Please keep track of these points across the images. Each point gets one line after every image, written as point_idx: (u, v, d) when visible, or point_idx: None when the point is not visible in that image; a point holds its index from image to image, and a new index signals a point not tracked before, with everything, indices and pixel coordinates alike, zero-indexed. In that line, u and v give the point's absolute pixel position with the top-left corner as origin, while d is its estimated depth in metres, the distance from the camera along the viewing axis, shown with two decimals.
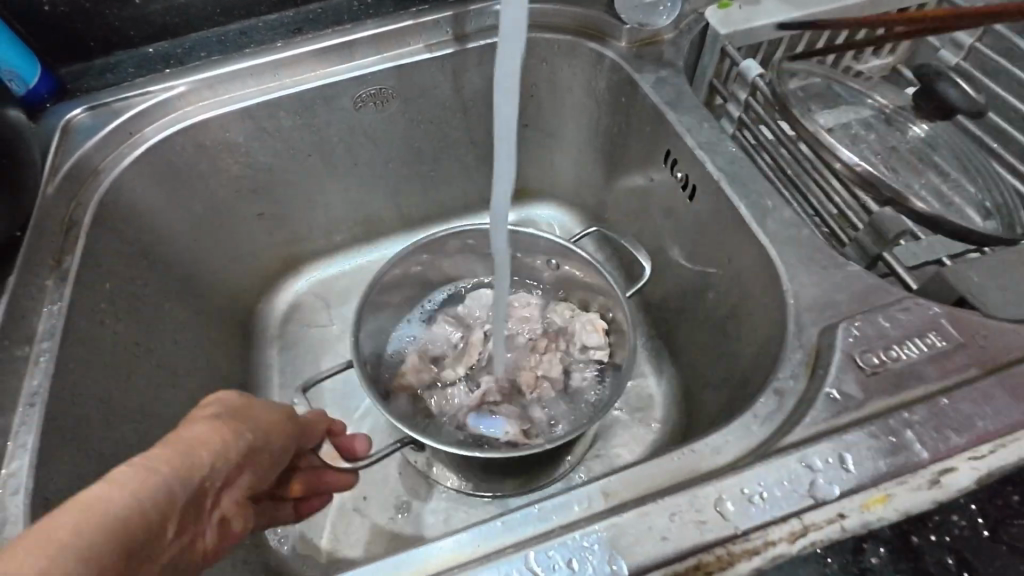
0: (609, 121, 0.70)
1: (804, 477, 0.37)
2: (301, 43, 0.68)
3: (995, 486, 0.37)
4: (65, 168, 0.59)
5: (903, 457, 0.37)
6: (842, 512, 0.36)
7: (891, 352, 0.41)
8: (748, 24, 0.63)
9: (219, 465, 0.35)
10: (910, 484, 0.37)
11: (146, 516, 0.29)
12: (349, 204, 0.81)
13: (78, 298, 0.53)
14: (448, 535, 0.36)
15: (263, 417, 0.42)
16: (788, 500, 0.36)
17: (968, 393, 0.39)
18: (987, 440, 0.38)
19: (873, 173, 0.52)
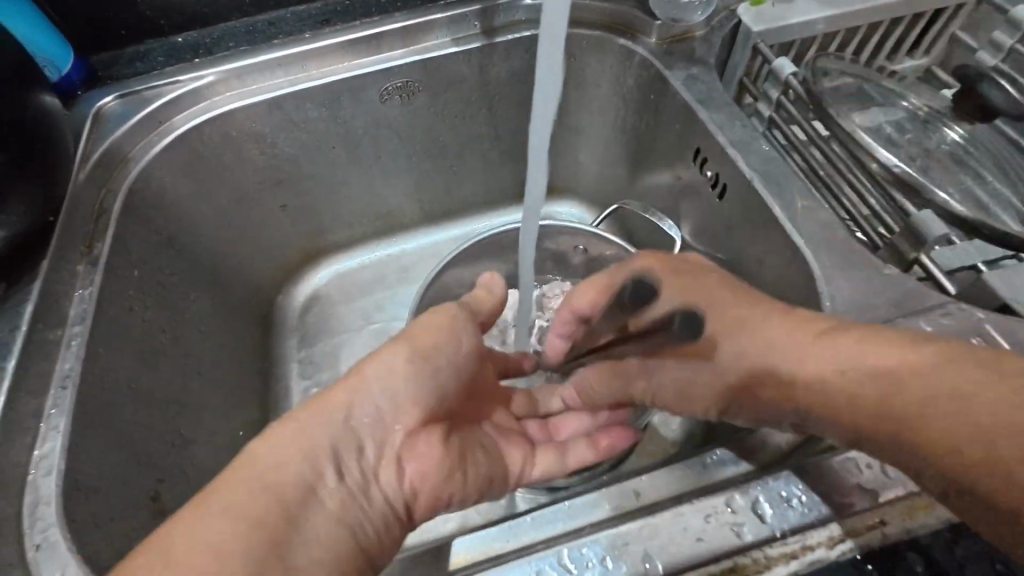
0: (636, 118, 0.70)
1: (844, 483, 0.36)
2: (329, 34, 0.68)
3: None
4: (97, 155, 0.60)
5: None
6: (882, 518, 0.35)
7: None
8: (782, 22, 0.63)
9: (359, 413, 0.40)
10: None
11: (281, 489, 0.35)
12: (371, 198, 0.81)
13: (108, 284, 0.53)
14: (475, 529, 0.37)
15: (420, 337, 0.43)
16: (826, 504, 0.36)
17: None
18: None
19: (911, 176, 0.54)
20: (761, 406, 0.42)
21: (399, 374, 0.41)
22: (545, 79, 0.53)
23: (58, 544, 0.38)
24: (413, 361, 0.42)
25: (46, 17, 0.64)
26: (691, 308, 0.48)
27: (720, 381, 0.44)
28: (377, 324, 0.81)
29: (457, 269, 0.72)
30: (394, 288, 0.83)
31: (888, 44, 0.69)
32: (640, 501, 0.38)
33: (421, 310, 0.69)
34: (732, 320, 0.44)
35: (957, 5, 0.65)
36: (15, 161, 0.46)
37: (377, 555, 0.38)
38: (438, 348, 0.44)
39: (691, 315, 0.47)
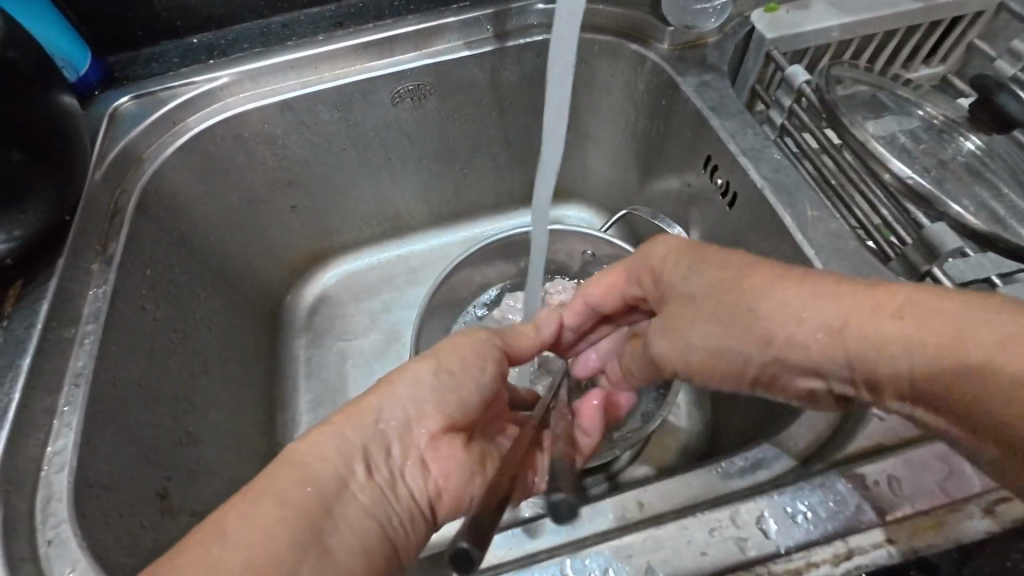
0: (647, 124, 0.69)
1: (850, 499, 0.36)
2: (342, 37, 0.69)
3: None
4: (112, 155, 0.61)
5: (956, 484, 0.36)
6: (890, 537, 0.35)
7: None
8: (797, 29, 0.62)
9: (390, 413, 0.42)
10: (963, 513, 0.36)
11: (317, 481, 0.37)
12: (381, 199, 0.82)
13: (121, 283, 0.54)
14: None
15: (450, 350, 0.46)
16: (832, 520, 0.35)
17: None
18: None
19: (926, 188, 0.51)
20: (798, 365, 0.36)
21: (432, 385, 0.44)
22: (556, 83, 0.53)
23: (68, 541, 0.39)
24: (443, 372, 0.44)
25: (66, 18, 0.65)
26: (707, 274, 0.42)
27: (746, 356, 0.39)
28: (383, 324, 0.81)
29: (464, 273, 0.73)
30: (401, 289, 0.84)
31: (903, 51, 0.68)
32: (643, 512, 0.37)
33: (429, 313, 0.70)
34: (748, 283, 0.39)
35: (976, 13, 0.64)
36: (33, 160, 0.47)
37: (403, 548, 0.39)
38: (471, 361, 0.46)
39: (706, 283, 0.42)
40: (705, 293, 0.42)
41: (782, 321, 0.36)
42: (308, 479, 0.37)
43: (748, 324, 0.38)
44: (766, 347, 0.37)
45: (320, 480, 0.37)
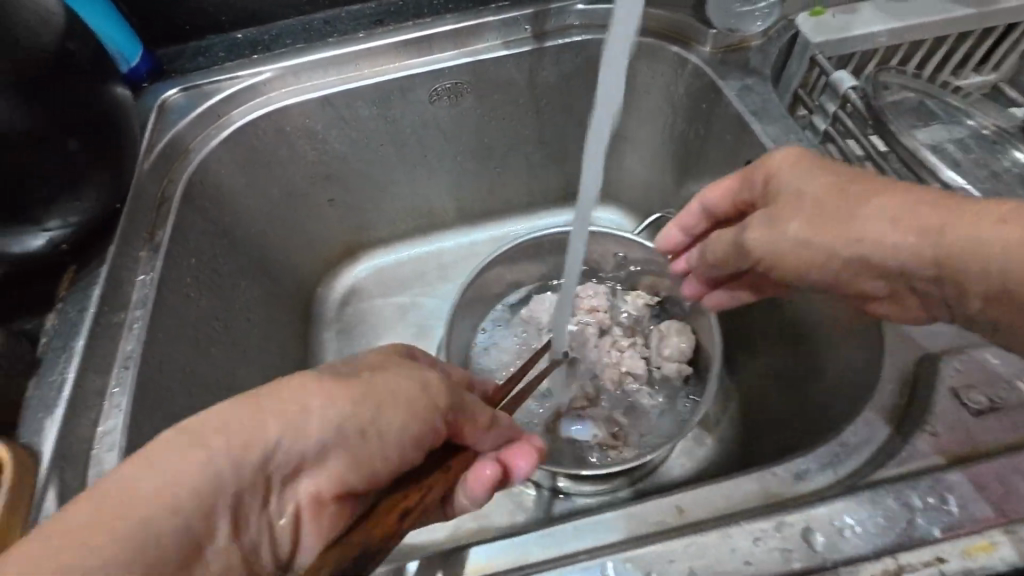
0: (685, 127, 0.69)
1: (902, 516, 0.35)
2: (382, 35, 0.70)
3: None
4: (161, 146, 0.63)
5: (1012, 505, 0.35)
6: (941, 556, 0.34)
7: (999, 393, 0.39)
8: (844, 34, 0.61)
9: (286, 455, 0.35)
10: (1019, 535, 0.34)
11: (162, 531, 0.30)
12: (413, 196, 0.82)
13: (167, 271, 0.55)
14: (516, 534, 0.37)
15: (387, 390, 0.38)
16: (882, 536, 0.34)
17: None
18: None
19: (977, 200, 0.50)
20: (879, 271, 0.38)
21: (356, 422, 0.36)
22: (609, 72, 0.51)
23: None
24: (373, 413, 0.36)
25: (119, 12, 0.67)
26: (822, 176, 0.41)
27: (833, 250, 0.39)
28: (412, 319, 0.82)
29: (496, 271, 0.73)
30: (431, 285, 0.84)
31: (954, 59, 0.66)
32: (681, 519, 0.37)
33: (460, 309, 0.70)
34: (856, 190, 0.39)
35: None
36: (90, 150, 0.49)
37: None
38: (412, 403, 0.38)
39: (820, 187, 0.40)
40: (812, 192, 0.41)
41: (873, 225, 0.37)
42: (142, 502, 0.29)
43: (847, 221, 0.38)
44: (856, 248, 0.38)
45: (177, 515, 0.30)
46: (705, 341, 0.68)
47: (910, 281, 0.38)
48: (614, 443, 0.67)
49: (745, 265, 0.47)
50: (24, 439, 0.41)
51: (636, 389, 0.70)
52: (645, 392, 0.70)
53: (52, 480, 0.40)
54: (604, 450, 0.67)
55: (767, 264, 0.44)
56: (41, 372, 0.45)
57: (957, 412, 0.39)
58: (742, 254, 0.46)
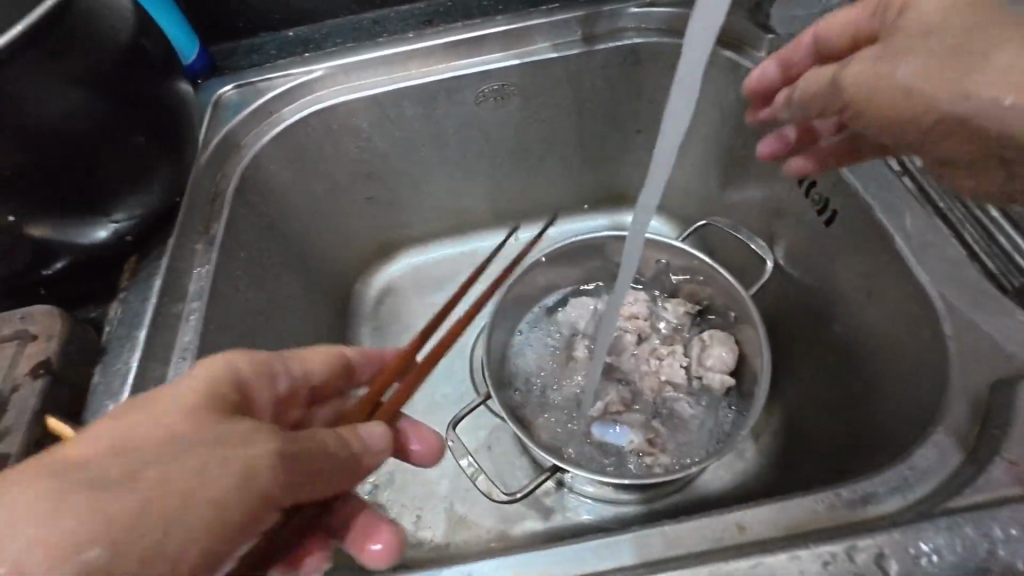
0: (734, 133, 0.67)
1: (982, 544, 0.36)
2: (432, 36, 0.70)
3: None
4: (215, 141, 0.64)
5: None
6: None
7: None
8: None
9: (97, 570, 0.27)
10: None
11: None
12: (451, 195, 0.82)
13: (221, 264, 0.57)
14: (573, 544, 0.40)
15: (204, 453, 0.32)
16: (960, 565, 0.35)
17: None
18: None
19: None
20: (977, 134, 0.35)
21: (190, 507, 0.30)
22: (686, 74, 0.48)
23: None
24: (199, 478, 0.31)
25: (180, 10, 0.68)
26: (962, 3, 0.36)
27: (933, 100, 0.36)
28: (448, 319, 0.82)
29: (535, 274, 0.73)
30: (467, 286, 0.84)
31: None
32: (742, 536, 0.39)
33: (499, 311, 0.70)
34: (988, 33, 0.35)
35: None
36: (155, 141, 0.50)
37: None
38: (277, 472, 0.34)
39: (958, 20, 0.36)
40: (941, 32, 0.36)
41: (991, 75, 0.34)
42: None
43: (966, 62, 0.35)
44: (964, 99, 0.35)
45: None
46: (750, 353, 0.67)
47: (999, 150, 0.35)
48: (653, 451, 0.66)
49: (835, 107, 0.44)
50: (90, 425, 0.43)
51: (675, 398, 0.69)
52: (685, 401, 0.69)
53: None
54: (642, 457, 0.66)
55: (853, 104, 0.41)
56: (106, 360, 0.47)
57: None
58: (837, 90, 0.43)
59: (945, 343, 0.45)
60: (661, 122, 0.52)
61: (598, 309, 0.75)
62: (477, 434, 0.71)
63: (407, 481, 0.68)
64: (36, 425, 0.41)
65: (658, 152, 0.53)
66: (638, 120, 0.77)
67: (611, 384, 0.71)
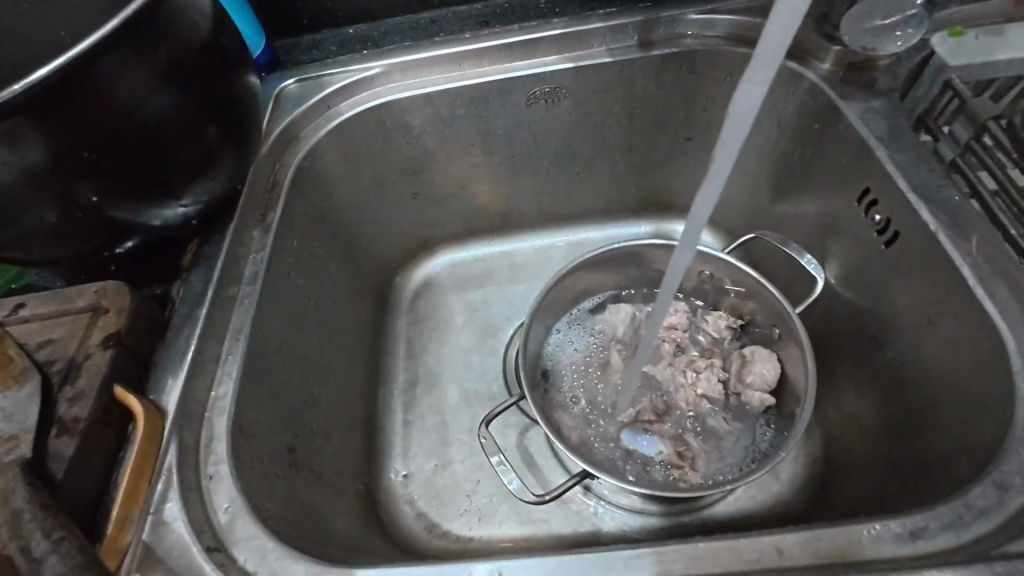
0: (789, 145, 0.65)
1: None
2: (488, 36, 0.71)
3: None
4: (276, 133, 0.67)
5: None
6: None
7: None
8: (982, 58, 0.57)
9: None
10: None
11: None
12: (494, 195, 0.83)
13: (276, 250, 0.59)
14: (604, 551, 0.40)
15: None
16: None
17: None
18: None
19: None
20: None
21: None
22: (754, 79, 0.47)
23: (225, 482, 0.43)
24: None
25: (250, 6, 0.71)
26: None
27: None
28: (482, 317, 0.82)
29: (575, 277, 0.72)
30: (504, 285, 0.84)
31: None
32: (779, 560, 0.38)
33: (537, 313, 0.70)
34: None
35: None
36: (223, 134, 0.53)
37: None
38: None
39: None
40: None
41: None
42: None
43: None
44: None
45: None
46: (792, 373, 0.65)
47: None
48: (682, 465, 0.64)
49: None
50: (153, 396, 0.45)
51: (710, 413, 0.68)
52: (721, 416, 0.68)
53: (172, 436, 0.43)
54: (670, 469, 0.65)
55: None
56: (168, 335, 0.49)
57: None
58: None
59: (1010, 377, 0.43)
60: (722, 134, 0.50)
61: (635, 316, 0.75)
62: (507, 433, 0.72)
63: (436, 474, 0.69)
64: (105, 394, 0.43)
65: (717, 160, 0.52)
66: (689, 128, 0.76)
67: (644, 393, 0.70)
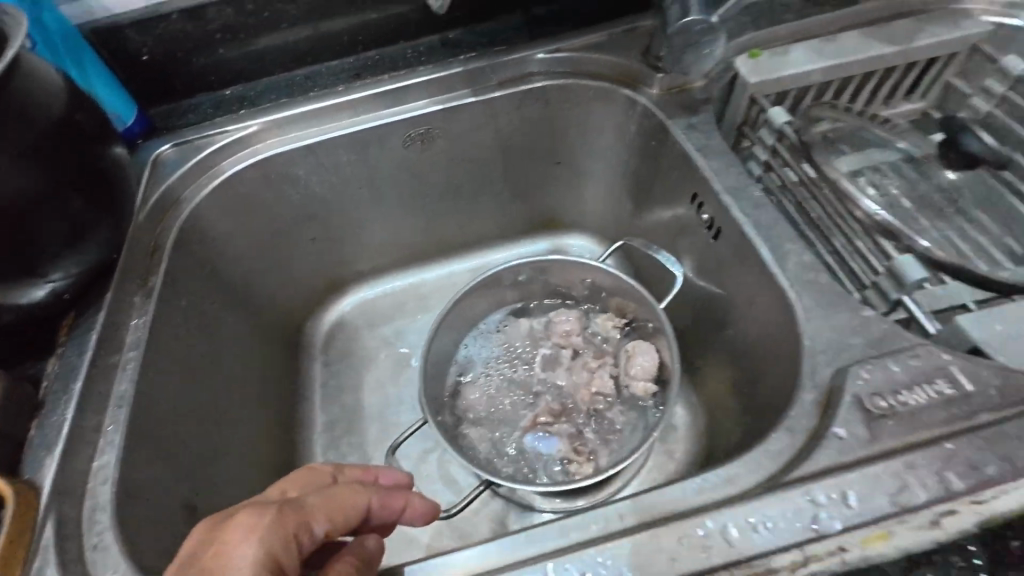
0: (640, 162, 0.76)
1: (807, 512, 0.37)
2: (359, 88, 0.76)
3: (996, 530, 0.37)
4: (153, 198, 0.68)
5: (906, 497, 0.37)
6: (842, 546, 0.36)
7: (898, 397, 0.41)
8: (776, 73, 0.67)
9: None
10: (912, 523, 0.37)
11: None
12: (391, 232, 0.87)
13: (159, 313, 0.60)
14: (466, 547, 0.40)
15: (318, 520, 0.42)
16: (789, 530, 0.37)
17: (980, 435, 0.39)
18: (990, 487, 0.38)
19: (893, 223, 0.55)
20: None
21: None
22: None
23: (109, 551, 0.44)
24: None
25: (108, 68, 0.71)
26: None
27: None
28: (395, 349, 0.85)
29: (471, 300, 0.77)
30: (412, 316, 0.88)
31: (887, 84, 0.74)
32: (621, 523, 0.40)
33: (437, 337, 0.74)
34: None
35: (941, 59, 0.72)
36: (91, 205, 0.54)
37: None
38: (304, 478, 0.46)
39: None
40: None
41: None
42: None
43: None
44: None
45: None
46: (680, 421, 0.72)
47: None
48: (578, 459, 0.70)
49: None
50: (27, 476, 0.46)
51: (606, 407, 0.74)
52: (615, 409, 0.74)
53: (50, 512, 0.44)
54: (568, 464, 0.70)
55: None
56: (44, 414, 0.50)
57: (861, 421, 0.41)
58: None
59: (795, 326, 0.49)
60: None
61: (535, 328, 0.81)
62: (425, 458, 0.74)
63: None
64: None
65: None
66: (557, 152, 0.83)
67: (544, 397, 0.76)
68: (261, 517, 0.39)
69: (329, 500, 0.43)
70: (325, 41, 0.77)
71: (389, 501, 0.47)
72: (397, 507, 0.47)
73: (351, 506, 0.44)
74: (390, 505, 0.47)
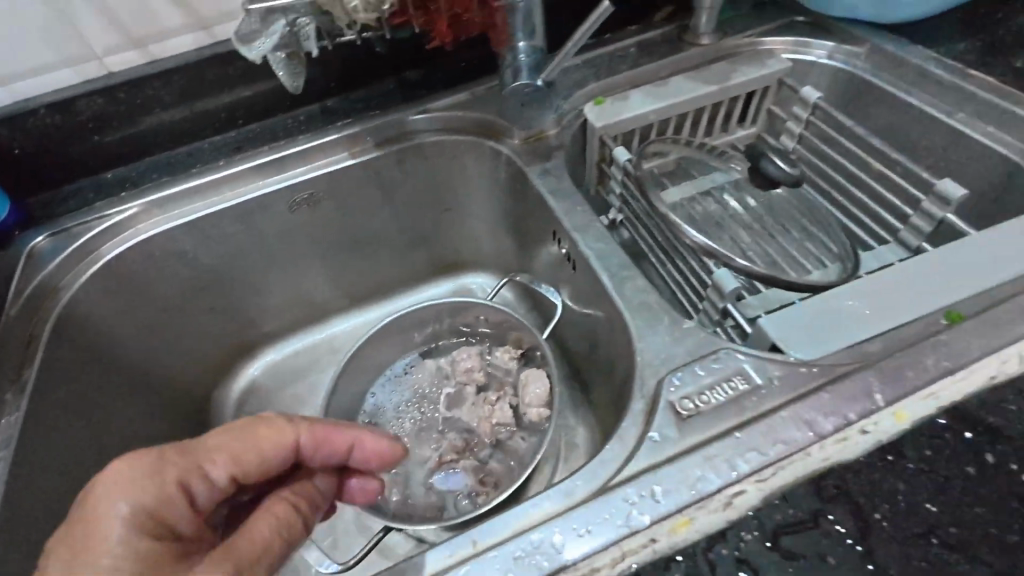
0: (515, 204, 0.82)
1: (625, 511, 0.45)
2: (239, 161, 0.79)
3: (774, 504, 0.44)
4: (26, 292, 0.68)
5: (704, 488, 0.45)
6: (652, 537, 0.44)
7: (702, 398, 0.51)
8: (618, 118, 0.76)
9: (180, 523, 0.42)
10: (710, 507, 0.45)
11: None
12: (293, 291, 0.89)
13: (32, 409, 0.61)
14: (434, 549, 0.45)
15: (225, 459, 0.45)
16: (608, 530, 0.44)
17: (757, 427, 0.48)
18: (772, 466, 0.46)
19: (708, 244, 0.61)
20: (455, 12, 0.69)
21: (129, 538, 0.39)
22: None
23: None
24: None
25: None
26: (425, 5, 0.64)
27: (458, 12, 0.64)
28: (308, 406, 0.87)
29: (371, 350, 0.80)
30: (324, 370, 0.90)
31: (720, 116, 0.84)
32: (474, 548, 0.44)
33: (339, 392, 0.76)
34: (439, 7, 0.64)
35: (760, 90, 0.83)
36: None
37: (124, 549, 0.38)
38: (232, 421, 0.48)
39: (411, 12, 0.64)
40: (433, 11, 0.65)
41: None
42: None
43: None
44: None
45: None
46: (579, 440, 0.77)
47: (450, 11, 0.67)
48: (484, 490, 0.73)
49: None
50: None
51: (509, 436, 0.78)
52: (518, 436, 0.78)
53: None
54: (475, 496, 0.73)
55: None
56: None
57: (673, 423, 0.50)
58: None
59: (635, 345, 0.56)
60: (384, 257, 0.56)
61: (442, 368, 0.85)
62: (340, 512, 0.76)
63: None
64: None
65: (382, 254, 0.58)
66: (444, 200, 0.89)
67: (451, 434, 0.79)
68: (144, 467, 0.41)
69: (239, 446, 0.46)
70: (202, 120, 0.81)
71: (322, 440, 0.51)
72: (336, 445, 0.52)
73: (269, 447, 0.47)
74: (323, 442, 0.51)
